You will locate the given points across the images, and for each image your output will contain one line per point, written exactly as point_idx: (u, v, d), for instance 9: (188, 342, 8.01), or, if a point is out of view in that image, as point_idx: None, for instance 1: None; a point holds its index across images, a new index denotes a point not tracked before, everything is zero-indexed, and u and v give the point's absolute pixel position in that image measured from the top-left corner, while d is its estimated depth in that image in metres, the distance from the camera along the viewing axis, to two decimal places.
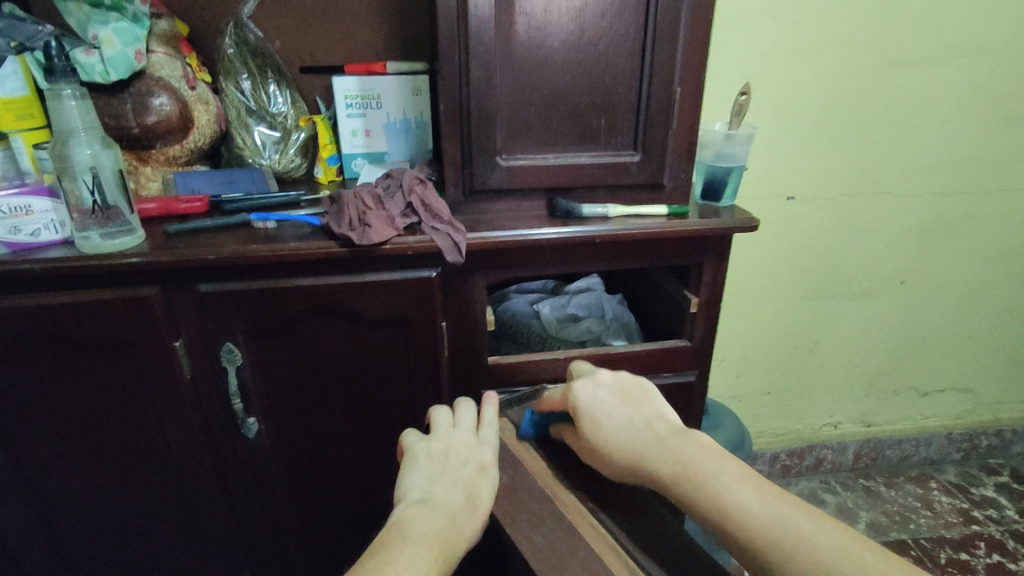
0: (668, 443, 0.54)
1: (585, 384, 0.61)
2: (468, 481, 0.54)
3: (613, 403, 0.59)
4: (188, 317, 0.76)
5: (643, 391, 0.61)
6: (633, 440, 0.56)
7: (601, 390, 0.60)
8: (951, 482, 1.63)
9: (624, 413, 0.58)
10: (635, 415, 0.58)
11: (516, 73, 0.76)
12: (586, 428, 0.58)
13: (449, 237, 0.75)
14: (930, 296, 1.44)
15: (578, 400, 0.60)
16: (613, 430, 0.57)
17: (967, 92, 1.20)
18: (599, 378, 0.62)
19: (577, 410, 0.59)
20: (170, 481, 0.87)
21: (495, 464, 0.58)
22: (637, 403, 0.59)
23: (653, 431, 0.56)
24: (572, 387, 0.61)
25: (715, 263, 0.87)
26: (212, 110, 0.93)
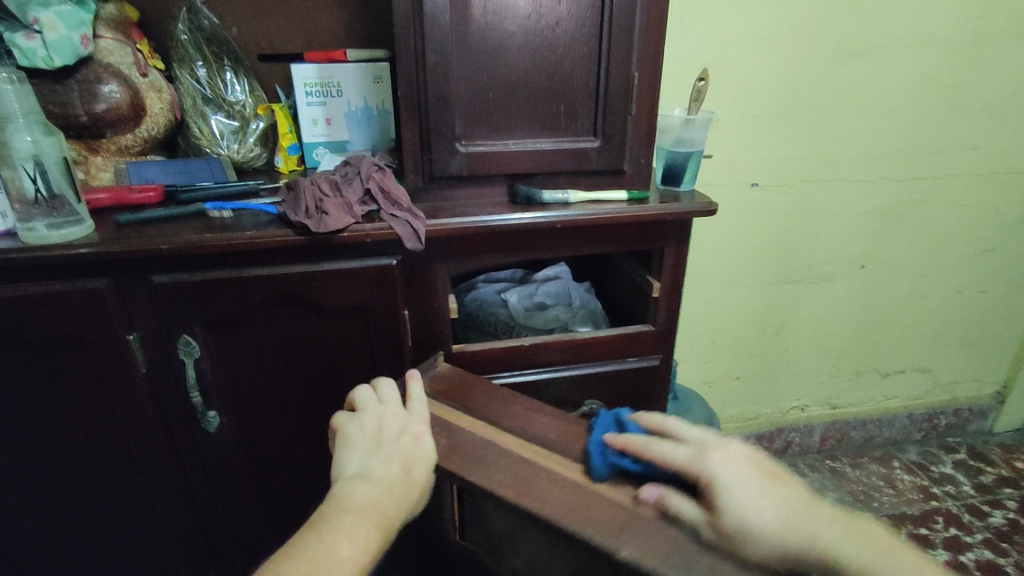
0: (833, 532, 0.50)
1: (722, 457, 0.53)
2: (402, 454, 0.57)
3: (762, 487, 0.52)
4: (142, 309, 0.75)
5: (772, 465, 0.55)
6: (798, 530, 0.50)
7: (739, 464, 0.53)
8: (912, 461, 1.69)
9: (774, 497, 0.51)
10: (783, 500, 0.51)
11: (473, 58, 0.75)
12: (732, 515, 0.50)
13: (408, 225, 0.74)
14: (888, 280, 1.48)
15: (719, 478, 0.52)
16: (769, 519, 0.50)
17: (921, 80, 1.23)
18: (733, 450, 0.54)
19: (721, 490, 0.51)
20: (129, 477, 0.85)
21: (428, 434, 0.60)
22: (778, 482, 0.53)
23: (814, 518, 0.50)
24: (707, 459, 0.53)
25: (677, 248, 0.88)
26: (165, 98, 0.91)
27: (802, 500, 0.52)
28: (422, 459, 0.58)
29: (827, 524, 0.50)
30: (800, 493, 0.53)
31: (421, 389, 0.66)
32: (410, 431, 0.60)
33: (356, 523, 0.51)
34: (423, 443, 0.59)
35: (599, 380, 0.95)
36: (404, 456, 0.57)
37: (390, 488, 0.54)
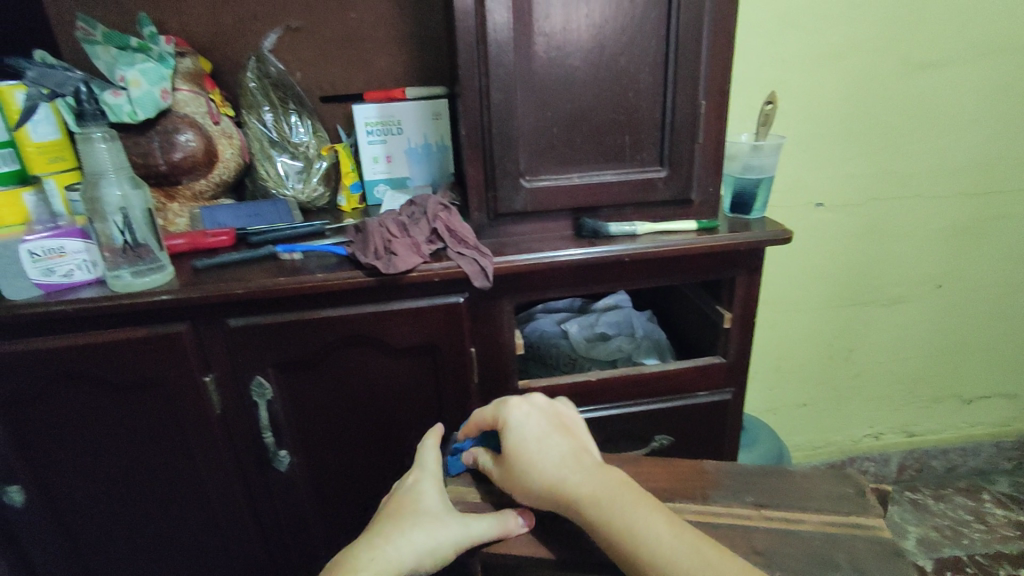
0: (585, 474, 0.52)
1: (519, 402, 0.59)
2: (394, 502, 0.56)
3: (543, 429, 0.56)
4: (217, 351, 0.76)
5: (571, 418, 0.59)
6: (555, 466, 0.53)
7: (532, 412, 0.58)
8: (1003, 493, 1.56)
9: (549, 440, 0.56)
10: (560, 441, 0.56)
11: (537, 95, 0.75)
12: (510, 447, 0.55)
13: (476, 263, 0.74)
14: (969, 300, 1.39)
15: (508, 417, 0.57)
16: (536, 454, 0.54)
17: (999, 89, 1.16)
18: (533, 400, 0.60)
19: (506, 428, 0.56)
20: (203, 514, 0.86)
21: (433, 482, 0.57)
22: (565, 433, 0.57)
23: (576, 460, 0.54)
24: (505, 403, 0.59)
25: (749, 278, 0.85)
26: (235, 143, 0.94)
27: (574, 449, 0.55)
28: (422, 497, 0.55)
29: (584, 467, 0.53)
30: (576, 444, 0.56)
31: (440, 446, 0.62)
32: (408, 476, 0.59)
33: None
34: (429, 486, 0.57)
35: (669, 415, 0.92)
36: (393, 501, 0.56)
37: (371, 533, 0.53)
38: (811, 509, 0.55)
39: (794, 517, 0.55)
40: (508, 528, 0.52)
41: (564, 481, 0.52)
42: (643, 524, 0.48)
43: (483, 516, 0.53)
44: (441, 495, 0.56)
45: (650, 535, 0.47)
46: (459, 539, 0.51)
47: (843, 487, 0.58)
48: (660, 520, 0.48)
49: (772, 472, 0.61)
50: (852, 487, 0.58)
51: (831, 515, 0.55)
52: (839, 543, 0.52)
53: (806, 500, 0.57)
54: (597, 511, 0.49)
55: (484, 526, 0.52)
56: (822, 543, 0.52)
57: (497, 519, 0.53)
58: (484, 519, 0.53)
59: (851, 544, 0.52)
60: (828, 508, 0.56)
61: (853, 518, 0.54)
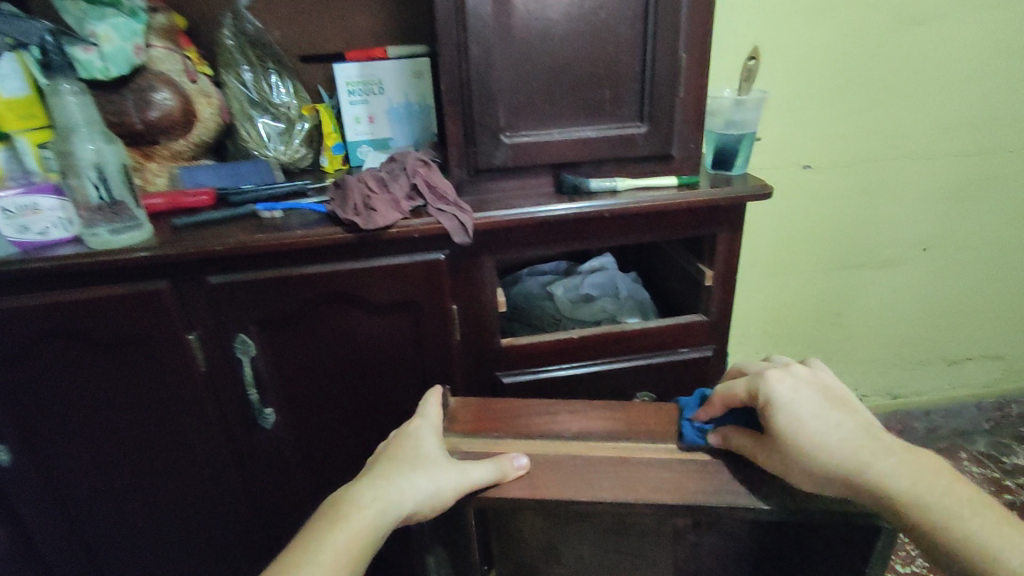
0: (891, 459, 0.48)
1: (780, 375, 0.54)
2: (396, 451, 0.55)
3: (817, 405, 0.52)
4: (199, 308, 0.76)
5: (839, 389, 0.55)
6: (848, 449, 0.49)
7: (797, 386, 0.54)
8: (982, 452, 1.60)
9: (835, 418, 0.51)
10: (843, 417, 0.52)
11: (515, 48, 0.74)
12: (788, 430, 0.51)
13: (456, 219, 0.74)
14: (954, 262, 1.40)
15: (774, 396, 0.52)
16: (822, 436, 0.50)
17: (987, 48, 1.15)
18: (794, 371, 0.55)
19: (776, 408, 0.52)
20: (192, 471, 0.88)
21: (434, 432, 0.58)
22: (841, 406, 0.53)
23: (873, 440, 0.50)
24: (765, 377, 0.54)
25: (730, 234, 0.85)
26: (214, 103, 0.93)
27: (863, 426, 0.51)
28: (422, 444, 0.56)
29: (880, 447, 0.50)
30: (862, 418, 0.52)
31: (435, 405, 0.62)
32: (407, 425, 0.60)
33: (318, 513, 0.51)
34: (429, 440, 0.57)
35: (652, 372, 0.93)
36: (389, 447, 0.57)
37: (370, 473, 0.54)
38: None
39: None
40: (505, 473, 0.54)
41: (868, 467, 0.48)
42: (976, 524, 0.45)
43: (482, 462, 0.54)
44: (441, 443, 0.57)
45: (976, 533, 0.45)
46: (459, 484, 0.52)
47: None
48: (992, 520, 0.45)
49: None
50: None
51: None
52: None
53: None
54: (920, 506, 0.46)
55: (483, 472, 0.53)
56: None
57: (495, 464, 0.54)
58: (482, 464, 0.54)
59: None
60: None
61: None
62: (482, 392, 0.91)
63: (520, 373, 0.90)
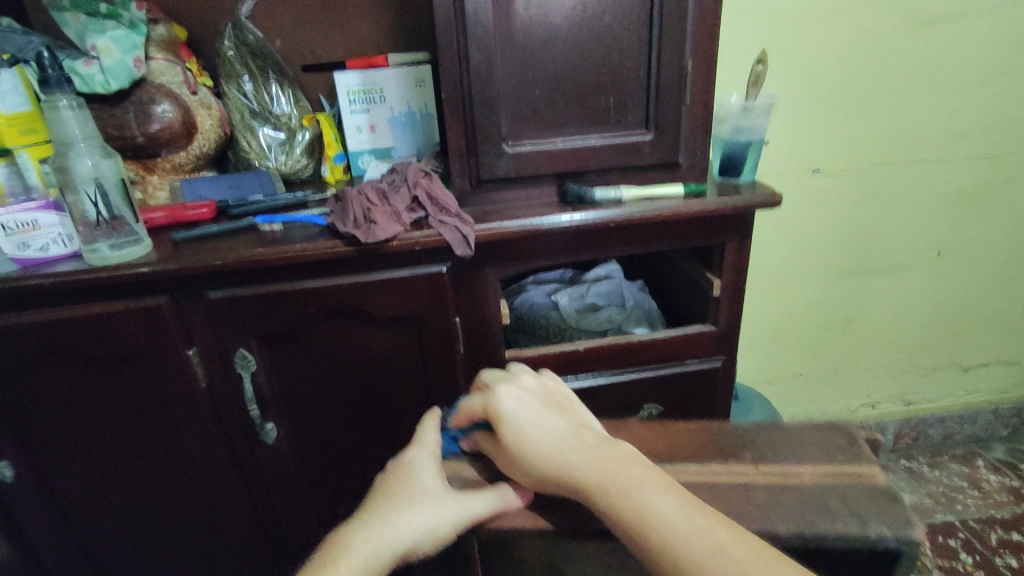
0: (584, 452, 0.50)
1: (508, 388, 0.57)
2: (392, 485, 0.53)
3: (536, 411, 0.55)
4: (200, 324, 0.75)
5: (567, 401, 0.58)
6: (556, 446, 0.51)
7: (524, 397, 0.57)
8: (999, 460, 1.56)
9: (546, 421, 0.54)
10: (560, 421, 0.54)
11: (517, 55, 0.72)
12: (507, 433, 0.53)
13: (457, 231, 0.73)
14: (968, 266, 1.37)
15: (500, 405, 0.55)
16: (531, 435, 0.52)
17: (1002, 48, 1.13)
18: (522, 385, 0.59)
19: (500, 415, 0.54)
20: (194, 487, 0.87)
21: (431, 461, 0.55)
22: (559, 412, 0.56)
23: (575, 438, 0.52)
24: (493, 389, 0.57)
25: (738, 243, 0.83)
26: (215, 114, 0.92)
27: (570, 428, 0.53)
28: (421, 475, 0.54)
29: (581, 442, 0.51)
30: (574, 421, 0.55)
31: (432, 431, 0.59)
32: (403, 455, 0.57)
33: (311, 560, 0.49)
34: (425, 471, 0.54)
35: (660, 384, 0.91)
36: (387, 479, 0.54)
37: (365, 513, 0.51)
38: (807, 462, 0.55)
39: (792, 470, 0.54)
40: (507, 503, 0.51)
41: (567, 460, 0.50)
42: (657, 505, 0.45)
43: (483, 493, 0.52)
44: (438, 474, 0.54)
45: (664, 514, 0.44)
46: (459, 520, 0.49)
47: (836, 438, 0.58)
48: (672, 499, 0.45)
49: (763, 429, 0.61)
50: (844, 437, 0.58)
51: (828, 466, 0.54)
52: (837, 492, 0.51)
53: (800, 453, 0.57)
54: (602, 491, 0.47)
55: (483, 504, 0.50)
56: (822, 493, 0.51)
57: (495, 495, 0.51)
58: (482, 496, 0.51)
59: (846, 491, 0.52)
60: (825, 459, 0.55)
61: (846, 468, 0.54)
62: None
63: None
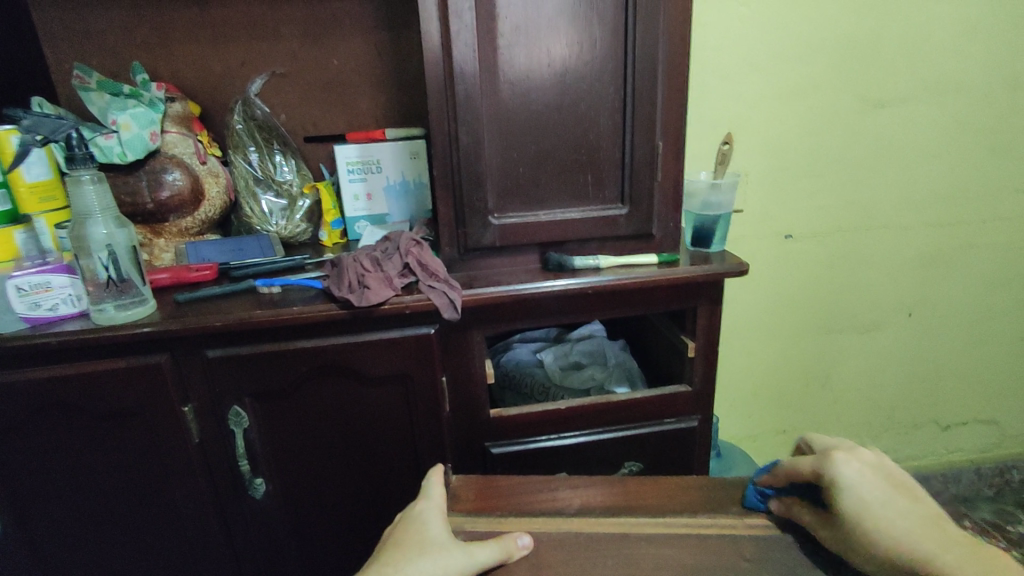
0: (961, 554, 0.49)
1: (850, 458, 0.54)
2: (407, 535, 0.56)
3: (885, 491, 0.53)
4: (197, 381, 0.79)
5: (904, 476, 0.55)
6: (916, 540, 0.50)
7: (867, 471, 0.54)
8: (985, 520, 1.56)
9: (901, 507, 0.52)
10: (911, 507, 0.52)
11: (503, 136, 0.80)
12: (855, 516, 0.51)
13: (445, 295, 0.78)
14: (939, 327, 1.43)
15: (843, 479, 0.53)
16: (894, 526, 0.50)
17: (952, 127, 1.23)
18: (862, 456, 0.55)
19: (843, 491, 0.52)
20: (181, 542, 0.87)
21: (439, 513, 0.59)
22: (905, 495, 0.54)
23: (938, 534, 0.51)
24: (834, 459, 0.54)
25: (710, 307, 0.88)
26: (222, 182, 0.99)
27: (928, 519, 0.52)
28: (427, 527, 0.57)
29: (942, 539, 0.50)
30: (926, 509, 0.53)
31: (439, 483, 0.63)
32: (412, 508, 0.61)
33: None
34: (434, 523, 0.58)
35: (641, 442, 0.94)
36: (398, 531, 0.58)
37: (376, 563, 0.54)
38: None
39: None
40: (508, 552, 0.54)
41: (931, 562, 0.49)
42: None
43: (486, 543, 0.55)
44: (445, 524, 0.58)
45: None
46: (465, 566, 0.53)
47: None
48: None
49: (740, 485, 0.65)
50: None
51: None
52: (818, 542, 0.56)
53: None
54: None
55: (487, 553, 0.54)
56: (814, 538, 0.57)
57: (500, 546, 0.55)
58: (486, 546, 0.54)
59: None
60: None
61: None
62: (470, 465, 0.92)
63: (509, 444, 0.91)
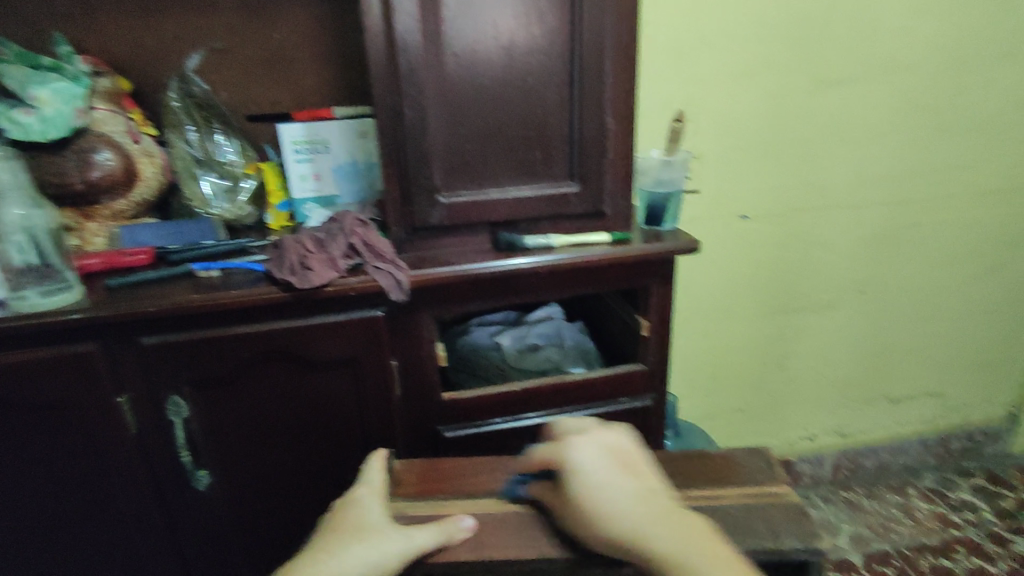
0: (664, 526, 0.48)
1: (581, 440, 0.55)
2: (345, 522, 0.54)
3: (610, 468, 0.53)
4: (130, 370, 0.75)
5: (634, 455, 0.55)
6: (624, 512, 0.50)
7: (598, 451, 0.55)
8: (930, 488, 1.63)
9: (620, 484, 0.52)
10: (634, 485, 0.52)
11: (448, 112, 0.78)
12: (574, 493, 0.52)
13: (392, 277, 0.76)
14: (887, 304, 1.47)
15: (569, 458, 0.54)
16: (603, 498, 0.51)
17: (899, 108, 1.25)
18: (598, 438, 0.56)
19: (570, 470, 0.53)
20: (121, 537, 0.84)
21: (380, 499, 0.58)
22: (632, 474, 0.53)
23: (647, 505, 0.50)
24: (567, 441, 0.55)
25: (663, 285, 0.88)
26: (158, 162, 0.94)
27: (643, 492, 0.52)
28: (367, 512, 0.55)
29: (658, 512, 0.50)
30: (650, 485, 0.53)
31: (381, 470, 0.61)
32: (350, 494, 0.59)
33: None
34: (374, 510, 0.56)
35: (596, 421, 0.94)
36: (336, 517, 0.55)
37: (309, 548, 0.52)
38: (732, 485, 0.61)
39: (717, 493, 0.60)
40: (448, 534, 0.54)
41: (636, 537, 0.48)
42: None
43: (426, 525, 0.54)
44: (384, 510, 0.56)
45: None
46: (405, 551, 0.51)
47: (756, 462, 0.65)
48: None
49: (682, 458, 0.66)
50: (763, 461, 0.65)
51: (744, 489, 0.60)
52: (756, 512, 0.57)
53: (724, 479, 0.62)
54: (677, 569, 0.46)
55: (427, 535, 0.53)
56: (739, 512, 0.57)
57: (439, 528, 0.54)
58: (425, 529, 0.53)
59: (769, 512, 0.57)
60: (745, 482, 0.61)
61: (767, 489, 0.60)
62: (424, 449, 0.91)
63: (463, 427, 0.90)
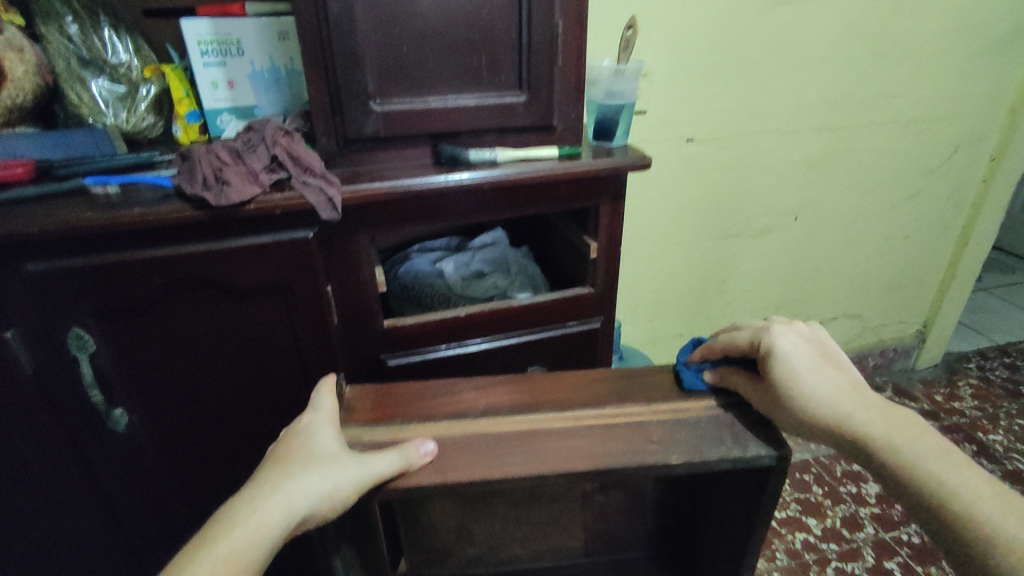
0: (883, 414, 0.52)
1: (783, 329, 0.58)
2: (298, 449, 0.51)
3: (813, 358, 0.56)
4: (18, 302, 0.65)
5: (835, 348, 0.58)
6: (833, 398, 0.53)
7: (799, 341, 0.58)
8: None
9: (824, 372, 0.55)
10: (839, 374, 0.55)
11: (380, 6, 0.68)
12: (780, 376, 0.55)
13: (322, 193, 0.69)
14: (819, 230, 1.52)
15: (774, 345, 0.57)
16: (808, 386, 0.54)
17: (845, 30, 1.24)
18: (796, 328, 0.59)
19: (775, 355, 0.56)
20: (28, 483, 0.77)
21: (332, 424, 0.54)
22: (835, 364, 0.57)
23: (853, 393, 0.54)
24: (769, 329, 0.59)
25: (612, 205, 0.85)
26: (29, 59, 0.78)
27: (851, 382, 0.55)
28: (314, 441, 0.52)
29: (864, 400, 0.53)
30: (853, 376, 0.56)
31: (331, 399, 0.58)
32: (299, 421, 0.55)
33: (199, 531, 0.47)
34: (326, 437, 0.52)
35: (544, 345, 0.93)
36: (281, 447, 0.52)
37: (259, 477, 0.49)
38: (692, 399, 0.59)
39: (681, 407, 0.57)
40: (409, 460, 0.50)
41: (855, 419, 0.52)
42: (944, 466, 0.48)
43: (385, 452, 0.50)
44: (340, 438, 0.53)
45: (949, 480, 0.47)
46: (360, 480, 0.48)
47: None
48: (965, 468, 0.48)
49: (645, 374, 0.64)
50: None
51: None
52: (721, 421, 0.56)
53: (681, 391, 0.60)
54: (897, 452, 0.49)
55: (386, 462, 0.49)
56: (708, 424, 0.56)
57: (400, 453, 0.50)
58: (384, 455, 0.50)
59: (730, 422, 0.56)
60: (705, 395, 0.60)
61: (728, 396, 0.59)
62: (367, 377, 0.87)
63: (407, 355, 0.86)
